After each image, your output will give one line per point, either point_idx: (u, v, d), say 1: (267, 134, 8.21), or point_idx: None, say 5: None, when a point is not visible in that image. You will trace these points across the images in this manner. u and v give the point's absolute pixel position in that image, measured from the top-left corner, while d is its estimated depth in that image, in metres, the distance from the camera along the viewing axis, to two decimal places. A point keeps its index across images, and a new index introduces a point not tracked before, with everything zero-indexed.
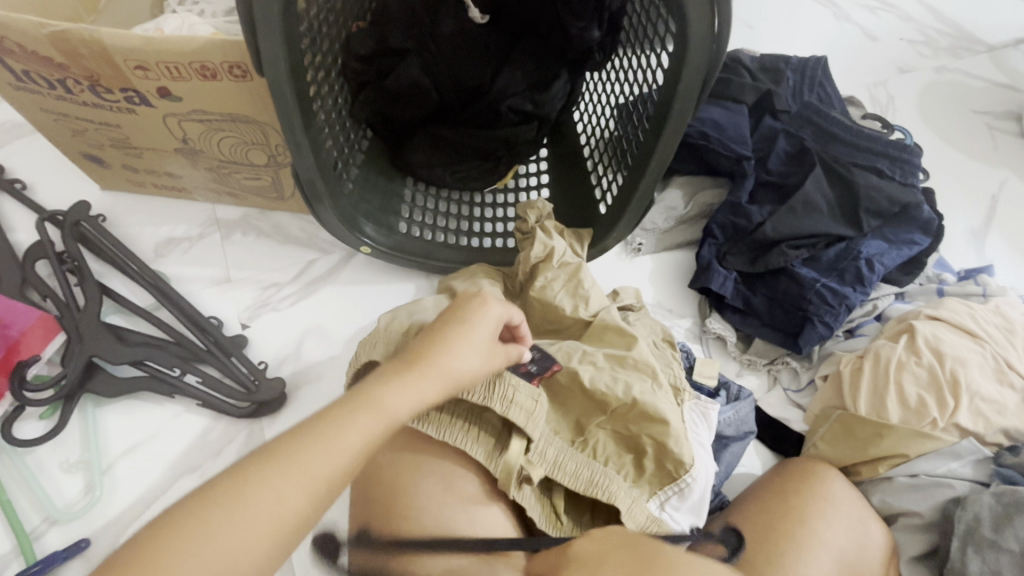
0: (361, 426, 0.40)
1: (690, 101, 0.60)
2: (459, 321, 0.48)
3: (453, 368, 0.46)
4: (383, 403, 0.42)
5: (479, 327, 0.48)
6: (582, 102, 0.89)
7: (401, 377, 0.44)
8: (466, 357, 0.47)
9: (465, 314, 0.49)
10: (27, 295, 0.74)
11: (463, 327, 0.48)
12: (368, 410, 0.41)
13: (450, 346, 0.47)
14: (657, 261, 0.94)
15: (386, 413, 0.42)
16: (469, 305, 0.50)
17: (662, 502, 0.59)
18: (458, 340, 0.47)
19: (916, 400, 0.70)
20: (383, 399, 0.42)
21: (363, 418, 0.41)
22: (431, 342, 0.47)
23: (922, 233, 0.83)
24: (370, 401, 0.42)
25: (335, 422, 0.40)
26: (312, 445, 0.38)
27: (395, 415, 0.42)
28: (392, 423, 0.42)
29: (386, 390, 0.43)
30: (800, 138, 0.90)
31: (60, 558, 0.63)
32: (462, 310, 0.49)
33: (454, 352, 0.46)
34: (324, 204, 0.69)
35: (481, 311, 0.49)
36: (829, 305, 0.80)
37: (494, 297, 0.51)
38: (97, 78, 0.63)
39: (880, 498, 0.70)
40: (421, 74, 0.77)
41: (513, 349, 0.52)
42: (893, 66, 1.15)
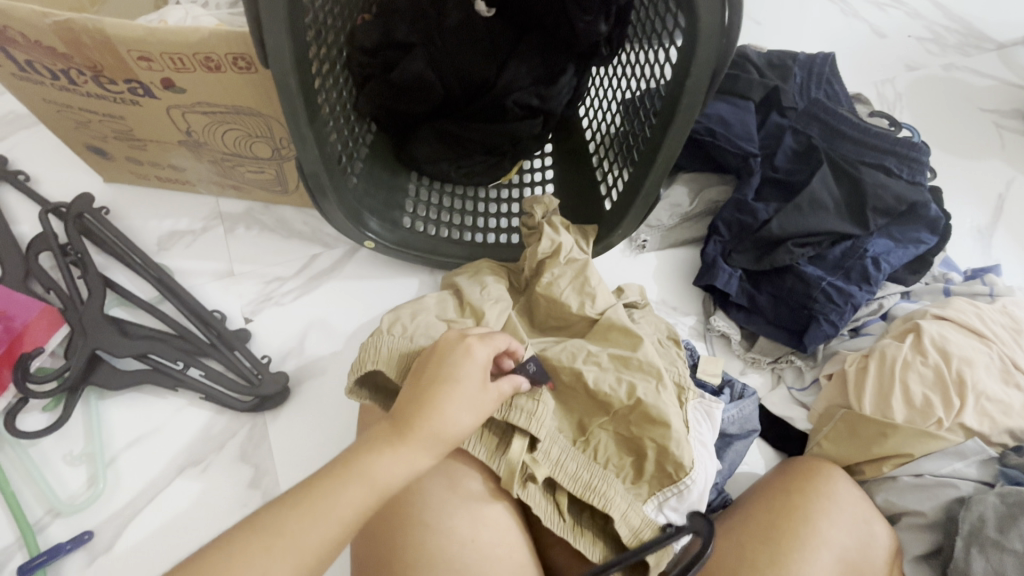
0: (350, 498, 0.43)
1: (699, 95, 0.60)
2: (444, 377, 0.49)
3: (441, 429, 0.47)
4: (372, 472, 0.44)
5: (467, 385, 0.49)
6: (589, 97, 0.88)
7: (390, 444, 0.46)
8: (454, 416, 0.48)
9: (450, 367, 0.50)
10: (31, 287, 0.74)
11: (449, 385, 0.49)
12: (357, 481, 0.44)
13: (438, 408, 0.48)
14: (662, 259, 0.93)
15: (375, 482, 0.44)
16: (454, 358, 0.50)
17: (660, 504, 0.59)
18: (444, 399, 0.48)
19: (922, 400, 0.70)
20: (372, 469, 0.45)
21: (352, 489, 0.43)
22: (417, 401, 0.48)
23: (929, 232, 0.83)
24: (359, 471, 0.44)
25: (324, 495, 0.42)
26: (303, 517, 0.41)
27: (384, 484, 0.45)
28: (380, 492, 0.44)
29: (375, 458, 0.45)
30: (807, 136, 0.89)
31: (64, 550, 0.64)
32: (447, 362, 0.50)
33: (442, 415, 0.47)
34: (328, 197, 0.68)
35: (466, 363, 0.50)
36: (835, 304, 0.79)
37: (478, 342, 0.52)
38: (100, 69, 0.63)
39: (883, 497, 0.70)
40: (426, 67, 0.77)
41: (504, 385, 0.52)
42: (901, 63, 1.14)
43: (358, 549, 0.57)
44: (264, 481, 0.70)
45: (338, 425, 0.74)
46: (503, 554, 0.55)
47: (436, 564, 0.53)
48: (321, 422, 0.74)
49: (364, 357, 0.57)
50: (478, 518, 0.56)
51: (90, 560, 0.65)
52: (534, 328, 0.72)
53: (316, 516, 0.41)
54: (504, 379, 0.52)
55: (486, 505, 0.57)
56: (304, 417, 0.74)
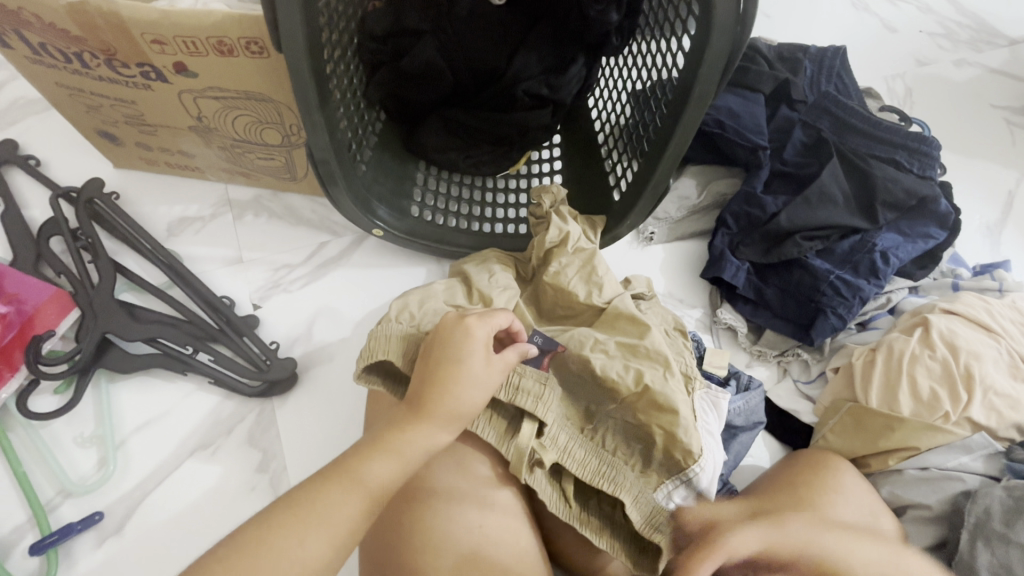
0: (377, 471, 0.46)
1: (711, 84, 0.59)
2: (450, 357, 0.51)
3: (456, 407, 0.50)
4: (394, 448, 0.47)
5: (475, 364, 0.51)
6: (598, 88, 0.88)
7: (411, 422, 0.49)
8: (466, 392, 0.50)
9: (454, 348, 0.51)
10: (42, 271, 0.75)
11: (457, 366, 0.50)
12: (382, 456, 0.47)
13: (450, 387, 0.50)
14: (669, 251, 0.93)
15: (399, 456, 0.47)
16: (456, 338, 0.52)
17: (669, 492, 0.59)
18: (454, 378, 0.50)
19: (930, 393, 0.70)
20: (396, 446, 0.48)
21: (378, 464, 0.46)
22: (429, 382, 0.50)
23: (938, 226, 0.82)
24: (382, 448, 0.47)
25: (352, 472, 0.46)
26: (334, 492, 0.44)
27: (408, 458, 0.47)
28: (405, 465, 0.47)
29: (396, 436, 0.48)
30: (817, 129, 0.89)
31: (75, 530, 0.64)
32: (451, 344, 0.52)
33: (455, 393, 0.50)
34: (338, 184, 0.68)
35: (468, 344, 0.51)
36: (843, 297, 0.79)
37: (476, 322, 0.53)
38: (113, 52, 0.63)
39: (889, 490, 0.70)
40: (436, 54, 0.76)
41: (509, 356, 0.54)
42: (912, 57, 1.13)
43: (368, 537, 0.57)
44: (271, 466, 0.71)
45: (343, 412, 0.74)
46: (510, 539, 0.56)
47: (445, 548, 0.53)
48: (325, 411, 0.74)
49: (373, 346, 0.58)
50: (485, 503, 0.56)
51: (100, 541, 0.66)
52: (541, 318, 0.72)
53: (347, 490, 0.44)
54: (508, 349, 0.54)
55: (493, 490, 0.57)
56: (311, 404, 0.74)
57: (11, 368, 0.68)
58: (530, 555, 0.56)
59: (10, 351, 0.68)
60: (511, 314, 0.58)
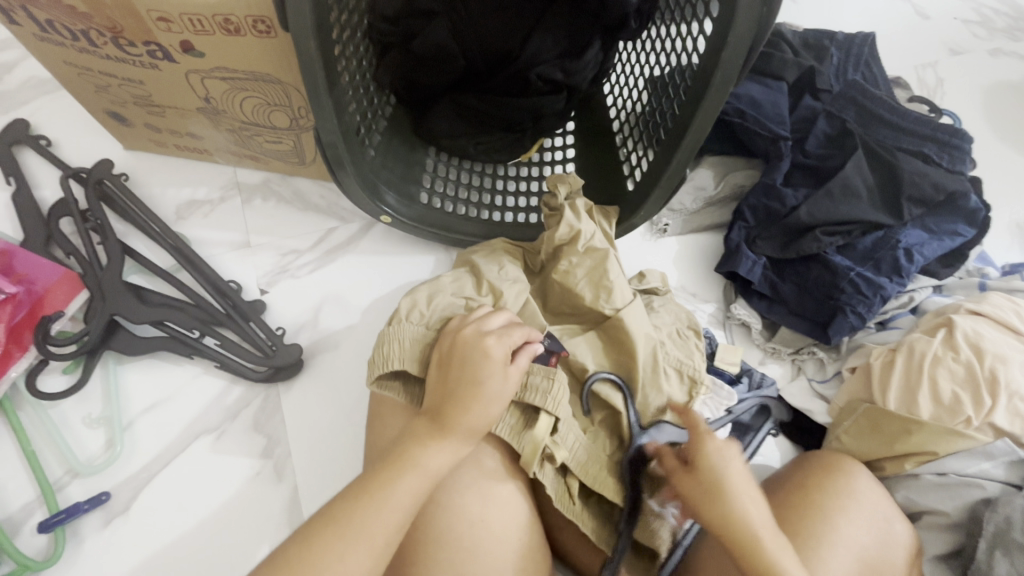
0: (406, 488, 0.47)
1: (733, 70, 0.56)
2: (470, 375, 0.52)
3: (475, 424, 0.50)
4: (421, 463, 0.48)
5: (492, 383, 0.52)
6: (614, 74, 0.85)
7: (434, 437, 0.50)
8: (487, 408, 0.51)
9: (473, 365, 0.52)
10: (52, 252, 0.75)
11: (477, 385, 0.51)
12: (410, 472, 0.47)
13: (468, 405, 0.51)
14: (683, 243, 0.91)
15: (426, 471, 0.48)
16: (473, 359, 0.52)
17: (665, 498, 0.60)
18: (473, 397, 0.51)
19: (951, 397, 0.67)
20: (422, 460, 0.48)
21: (407, 480, 0.47)
22: (450, 397, 0.51)
23: (966, 223, 0.79)
24: (409, 462, 0.48)
25: (383, 486, 0.46)
26: (367, 508, 0.44)
27: (435, 473, 0.48)
28: (432, 479, 0.48)
29: (422, 450, 0.49)
30: (842, 120, 0.85)
31: (82, 509, 0.65)
32: (469, 361, 0.52)
33: (474, 410, 0.50)
34: (347, 170, 0.67)
35: (486, 364, 0.52)
36: (863, 295, 0.77)
37: (493, 340, 0.53)
38: (119, 30, 0.62)
39: (904, 495, 0.68)
40: (449, 37, 0.74)
41: (524, 366, 0.54)
42: (945, 46, 1.08)
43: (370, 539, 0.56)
44: (276, 452, 0.71)
45: (348, 400, 0.74)
46: (516, 534, 0.55)
47: (444, 543, 0.53)
48: (332, 397, 0.74)
49: (386, 351, 0.57)
50: (488, 496, 0.56)
51: (106, 521, 0.66)
52: (547, 312, 0.71)
53: (378, 505, 0.45)
54: (520, 355, 0.54)
55: (499, 486, 0.56)
56: (316, 389, 0.74)
57: (22, 348, 0.68)
58: (532, 549, 0.56)
59: (20, 331, 0.68)
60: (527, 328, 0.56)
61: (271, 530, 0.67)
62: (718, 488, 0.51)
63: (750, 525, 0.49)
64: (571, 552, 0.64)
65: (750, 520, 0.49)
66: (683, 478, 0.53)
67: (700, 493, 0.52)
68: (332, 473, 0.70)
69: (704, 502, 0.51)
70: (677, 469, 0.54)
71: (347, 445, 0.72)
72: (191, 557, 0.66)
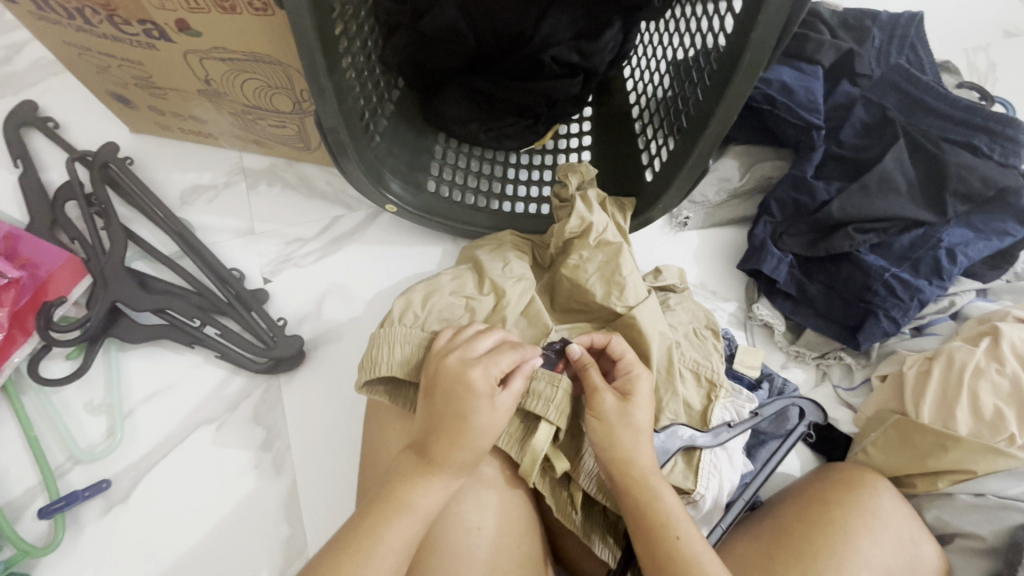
0: (399, 530, 0.45)
1: (766, 52, 0.51)
2: (456, 407, 0.48)
3: (465, 457, 0.48)
4: (411, 502, 0.46)
5: (481, 414, 0.48)
6: (635, 56, 0.80)
7: (423, 473, 0.47)
8: (473, 441, 0.48)
9: (458, 394, 0.48)
10: (57, 236, 0.74)
11: (462, 419, 0.48)
12: (400, 513, 0.45)
13: (456, 438, 0.48)
14: (704, 238, 0.86)
15: (417, 511, 0.46)
16: (458, 390, 0.48)
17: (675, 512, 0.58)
18: (461, 429, 0.48)
19: (993, 412, 0.62)
20: (412, 499, 0.46)
21: (398, 522, 0.45)
22: (438, 429, 0.48)
23: (1017, 222, 0.73)
24: (399, 502, 0.45)
25: (371, 531, 0.44)
26: (355, 560, 0.42)
27: (426, 510, 0.46)
28: (423, 519, 0.46)
29: (412, 490, 0.46)
30: (883, 108, 0.79)
31: (82, 497, 0.65)
32: (455, 391, 0.48)
33: (462, 443, 0.47)
34: (349, 156, 0.63)
35: (470, 397, 0.48)
36: (898, 299, 0.71)
37: (478, 372, 0.49)
38: (114, 8, 0.60)
39: (935, 514, 0.64)
40: (458, 15, 0.70)
41: (518, 392, 0.50)
42: (999, 27, 1.00)
43: None
44: (275, 445, 0.70)
45: (347, 395, 0.72)
46: (513, 543, 0.53)
47: (446, 557, 0.50)
48: (332, 391, 0.72)
49: (375, 355, 0.55)
50: (485, 503, 0.53)
51: (106, 509, 0.66)
52: (555, 310, 0.68)
53: (369, 554, 0.43)
54: (513, 379, 0.50)
55: (498, 492, 0.54)
56: (316, 384, 0.72)
57: (25, 333, 0.67)
58: (532, 559, 0.54)
59: (23, 316, 0.67)
60: (519, 349, 0.52)
61: (270, 527, 0.66)
62: (629, 422, 0.52)
63: (641, 460, 0.51)
64: (574, 560, 0.61)
65: (642, 455, 0.51)
66: (606, 400, 0.52)
67: (618, 421, 0.52)
68: (332, 467, 0.69)
69: (612, 428, 0.52)
70: (607, 393, 0.52)
71: (347, 440, 0.70)
72: (191, 558, 0.65)
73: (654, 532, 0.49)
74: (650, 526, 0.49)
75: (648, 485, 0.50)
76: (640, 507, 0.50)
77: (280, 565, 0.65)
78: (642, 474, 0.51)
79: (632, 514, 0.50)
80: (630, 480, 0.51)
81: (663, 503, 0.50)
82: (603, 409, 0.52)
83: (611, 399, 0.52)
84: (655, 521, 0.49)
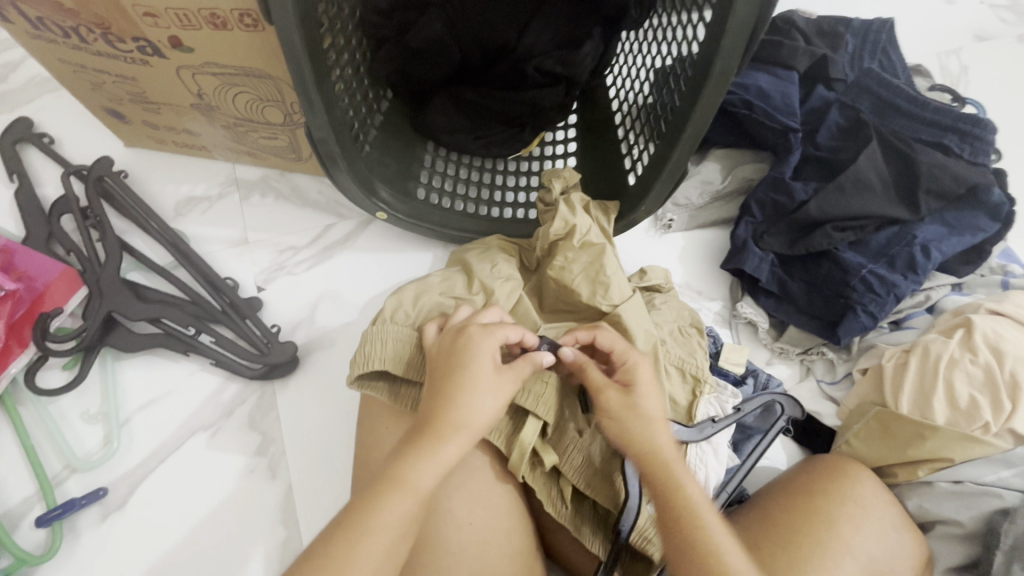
0: (396, 504, 0.44)
1: (734, 60, 0.54)
2: (461, 391, 0.49)
3: (463, 422, 0.48)
4: (409, 477, 0.45)
5: (480, 374, 0.50)
6: (617, 64, 0.83)
7: (421, 445, 0.47)
8: (474, 424, 0.48)
9: (464, 377, 0.49)
10: (52, 248, 0.75)
11: (463, 384, 0.49)
12: (396, 488, 0.44)
13: (457, 401, 0.48)
14: (688, 239, 0.88)
15: (414, 485, 0.45)
16: (460, 354, 0.51)
17: None
18: (460, 396, 0.48)
19: (968, 402, 0.64)
20: (409, 472, 0.45)
21: (395, 500, 0.44)
22: (440, 410, 0.48)
23: (989, 218, 0.75)
24: (397, 480, 0.45)
25: (369, 506, 0.43)
26: (348, 537, 0.42)
27: (424, 482, 0.45)
28: (421, 491, 0.45)
29: (410, 464, 0.45)
30: (856, 110, 0.82)
31: (78, 505, 0.65)
32: (462, 370, 0.50)
33: (462, 407, 0.48)
34: (340, 166, 0.65)
35: (472, 357, 0.50)
36: (875, 294, 0.74)
37: (477, 335, 0.52)
38: (108, 26, 0.62)
39: (916, 503, 0.65)
40: (444, 30, 0.73)
41: (523, 373, 0.52)
42: (969, 32, 1.03)
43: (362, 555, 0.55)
44: (271, 449, 0.71)
45: (343, 395, 0.73)
46: (504, 537, 0.54)
47: (439, 551, 0.52)
48: (329, 395, 0.73)
49: (367, 351, 0.56)
50: (477, 499, 0.54)
51: (104, 515, 0.67)
52: (544, 310, 0.69)
53: (366, 528, 0.42)
54: (522, 362, 0.52)
55: (490, 489, 0.55)
56: (312, 387, 0.74)
57: (21, 345, 0.68)
58: (524, 554, 0.55)
59: (20, 327, 0.68)
60: (518, 326, 0.56)
61: (266, 529, 0.67)
62: (638, 412, 0.53)
63: (659, 447, 0.51)
64: (566, 556, 0.63)
65: (659, 442, 0.52)
66: (612, 396, 0.54)
67: (628, 415, 0.53)
68: (328, 472, 0.70)
69: (627, 421, 0.53)
70: (610, 389, 0.54)
71: (342, 447, 0.71)
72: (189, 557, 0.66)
73: (683, 518, 0.49)
74: (677, 519, 0.49)
75: (670, 471, 0.50)
76: (663, 493, 0.50)
77: (276, 567, 0.66)
78: (663, 459, 0.51)
79: (660, 504, 0.50)
80: (651, 468, 0.51)
81: (688, 492, 0.50)
82: (611, 405, 0.53)
83: (614, 393, 0.54)
84: (678, 506, 0.49)
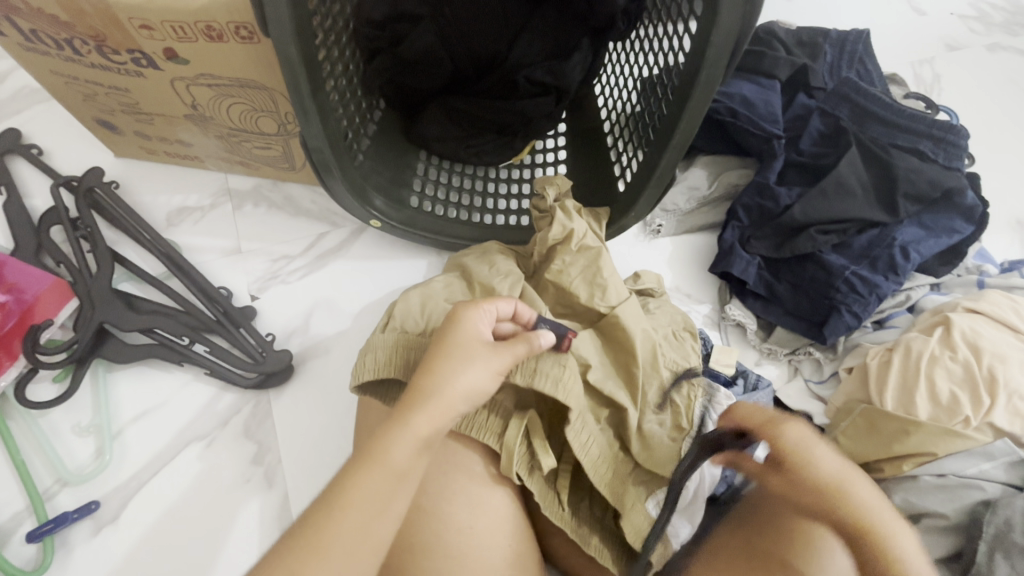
0: (373, 484, 0.42)
1: (718, 69, 0.56)
2: (445, 366, 0.47)
3: (447, 399, 0.46)
4: (387, 456, 0.43)
5: (466, 350, 0.48)
6: (604, 74, 0.85)
7: (400, 422, 0.45)
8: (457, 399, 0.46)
9: (448, 353, 0.48)
10: (42, 260, 0.74)
11: (448, 362, 0.48)
12: (373, 467, 0.42)
13: (441, 377, 0.47)
14: (677, 244, 0.90)
15: (392, 464, 0.43)
16: (448, 331, 0.50)
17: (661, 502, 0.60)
18: (444, 373, 0.47)
19: (949, 397, 0.66)
20: (388, 450, 0.43)
21: (372, 478, 0.42)
22: (422, 387, 0.47)
23: (964, 220, 0.78)
24: (374, 459, 0.43)
25: (344, 487, 0.41)
26: (322, 518, 0.40)
27: (401, 461, 0.43)
28: (399, 470, 0.43)
29: (388, 441, 0.44)
30: (836, 118, 0.84)
31: (70, 518, 0.65)
32: (448, 347, 0.48)
33: (444, 382, 0.46)
34: (333, 173, 0.66)
35: (459, 334, 0.49)
36: (858, 294, 0.76)
37: (467, 311, 0.51)
38: (102, 38, 0.62)
39: (902, 497, 0.66)
40: (435, 40, 0.74)
41: (516, 351, 0.50)
42: (940, 41, 1.07)
43: None
44: (266, 459, 0.70)
45: (339, 401, 0.74)
46: (501, 538, 0.55)
47: (437, 555, 0.52)
48: (324, 402, 0.74)
49: (364, 359, 0.58)
50: (476, 503, 0.55)
51: (96, 530, 0.66)
52: None
53: (341, 509, 0.40)
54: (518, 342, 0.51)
55: (487, 493, 0.56)
56: (307, 395, 0.74)
57: (11, 357, 0.68)
58: (521, 556, 0.56)
59: (9, 340, 0.67)
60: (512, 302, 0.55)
61: (260, 538, 0.67)
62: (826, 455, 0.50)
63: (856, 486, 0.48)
64: (563, 557, 0.63)
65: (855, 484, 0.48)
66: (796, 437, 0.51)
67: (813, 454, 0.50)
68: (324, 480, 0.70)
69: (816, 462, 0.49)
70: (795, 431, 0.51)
71: (337, 456, 0.71)
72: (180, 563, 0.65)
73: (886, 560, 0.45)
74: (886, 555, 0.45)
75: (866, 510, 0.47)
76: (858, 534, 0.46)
77: None
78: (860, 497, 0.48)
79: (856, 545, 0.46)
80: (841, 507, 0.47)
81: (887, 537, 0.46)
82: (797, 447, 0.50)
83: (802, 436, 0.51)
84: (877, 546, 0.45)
